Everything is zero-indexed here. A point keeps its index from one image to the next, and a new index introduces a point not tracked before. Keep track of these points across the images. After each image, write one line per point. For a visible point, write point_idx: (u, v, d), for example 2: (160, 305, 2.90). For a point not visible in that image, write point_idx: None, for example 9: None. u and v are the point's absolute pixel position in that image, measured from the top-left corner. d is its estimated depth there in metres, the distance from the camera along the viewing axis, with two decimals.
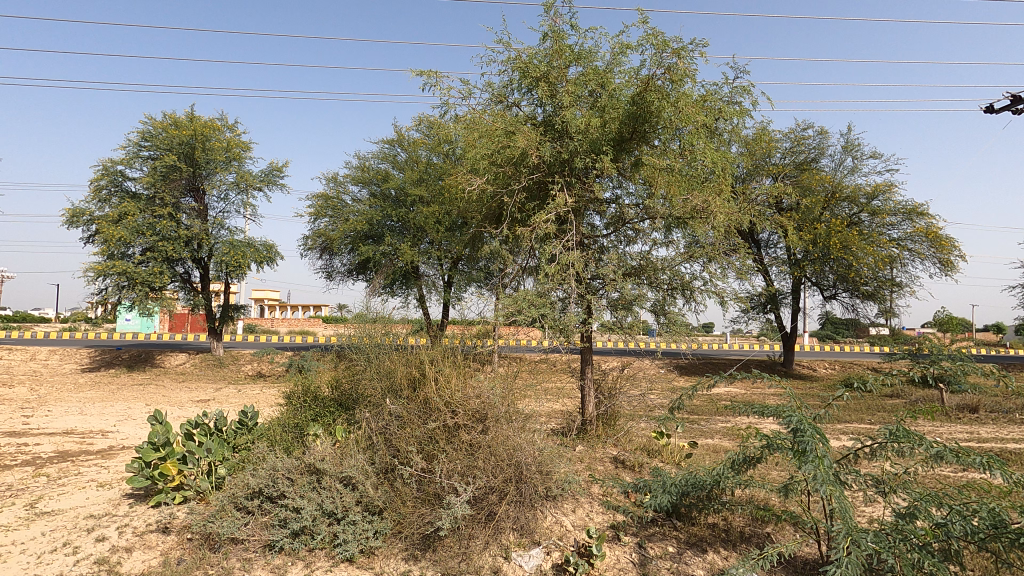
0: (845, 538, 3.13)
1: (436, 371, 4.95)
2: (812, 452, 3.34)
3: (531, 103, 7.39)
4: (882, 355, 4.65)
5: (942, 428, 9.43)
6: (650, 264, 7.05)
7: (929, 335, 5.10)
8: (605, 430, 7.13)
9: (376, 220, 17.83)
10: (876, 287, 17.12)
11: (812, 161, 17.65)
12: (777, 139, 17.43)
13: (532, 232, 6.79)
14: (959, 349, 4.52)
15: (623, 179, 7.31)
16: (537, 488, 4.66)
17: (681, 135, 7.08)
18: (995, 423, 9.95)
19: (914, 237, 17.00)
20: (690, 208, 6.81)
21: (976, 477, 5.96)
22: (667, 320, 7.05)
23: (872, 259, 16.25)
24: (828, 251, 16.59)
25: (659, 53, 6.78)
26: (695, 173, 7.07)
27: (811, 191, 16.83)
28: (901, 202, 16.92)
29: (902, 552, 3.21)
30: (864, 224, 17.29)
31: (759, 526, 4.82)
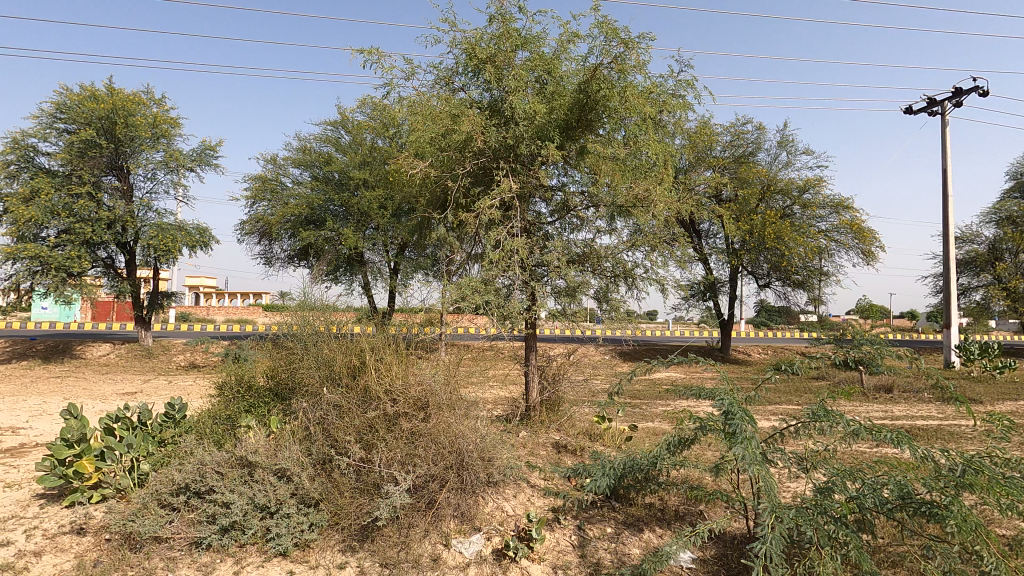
0: (770, 514, 3.26)
1: (377, 360, 4.86)
2: (741, 433, 3.45)
3: (477, 87, 7.27)
4: (810, 339, 4.86)
5: (861, 408, 10.15)
6: (594, 252, 7.14)
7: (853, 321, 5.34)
8: (548, 415, 7.21)
9: (318, 204, 17.26)
10: (805, 276, 18.02)
11: (750, 155, 18.31)
12: (718, 132, 17.96)
13: (477, 218, 6.73)
14: (879, 333, 4.76)
15: (568, 166, 7.32)
16: (478, 475, 4.63)
17: (626, 125, 7.18)
18: (906, 402, 10.79)
19: (840, 228, 18.00)
20: (634, 197, 6.91)
21: (887, 452, 6.44)
22: (610, 307, 7.15)
23: (802, 249, 17.10)
24: (763, 241, 17.34)
25: (608, 41, 6.80)
26: (638, 163, 7.20)
27: (748, 183, 17.55)
28: (830, 196, 17.86)
29: (820, 525, 3.37)
30: (796, 216, 18.18)
31: (692, 505, 5.00)
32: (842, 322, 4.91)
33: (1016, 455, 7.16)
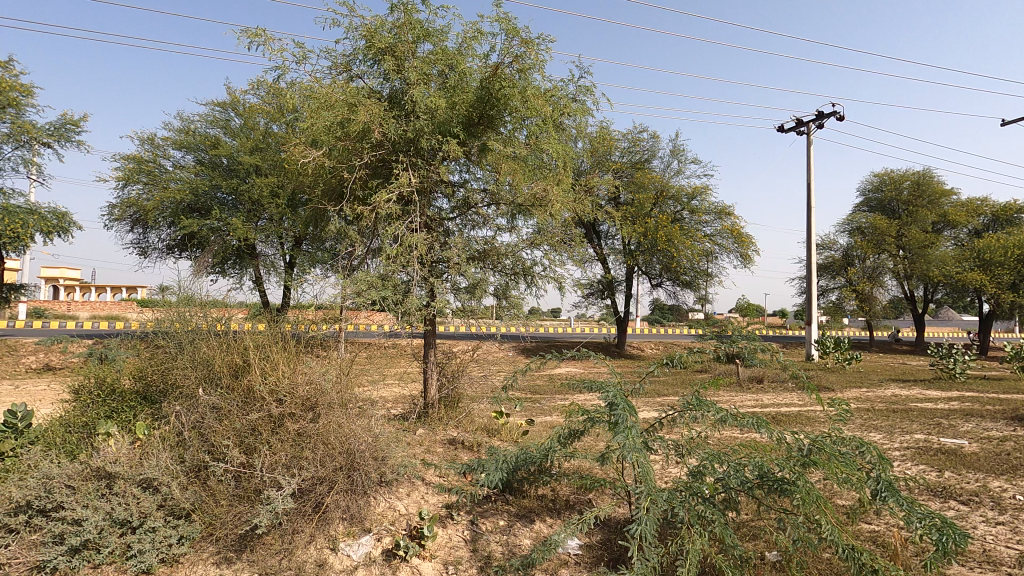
0: (646, 497, 3.47)
1: (261, 359, 4.56)
2: (623, 423, 3.65)
3: (377, 77, 7.07)
4: (695, 335, 5.20)
5: (735, 398, 11.17)
6: (494, 250, 7.21)
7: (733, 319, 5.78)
8: (446, 411, 7.18)
9: (203, 191, 15.91)
10: (692, 276, 19.42)
11: (646, 161, 19.40)
12: (617, 138, 18.85)
13: (374, 212, 6.56)
14: (753, 330, 5.20)
15: (470, 163, 7.33)
16: (370, 475, 4.52)
17: (527, 125, 7.32)
18: (773, 391, 12.02)
19: (722, 233, 19.60)
20: (533, 196, 7.07)
21: (755, 437, 7.17)
22: (509, 303, 7.26)
23: (690, 251, 18.41)
24: (655, 243, 18.46)
25: (510, 40, 6.89)
26: (537, 164, 7.37)
27: (644, 188, 18.60)
28: (714, 203, 19.39)
29: (691, 505, 3.62)
30: (685, 221, 19.56)
31: (581, 494, 5.24)
32: (724, 320, 5.29)
33: (856, 434, 8.24)
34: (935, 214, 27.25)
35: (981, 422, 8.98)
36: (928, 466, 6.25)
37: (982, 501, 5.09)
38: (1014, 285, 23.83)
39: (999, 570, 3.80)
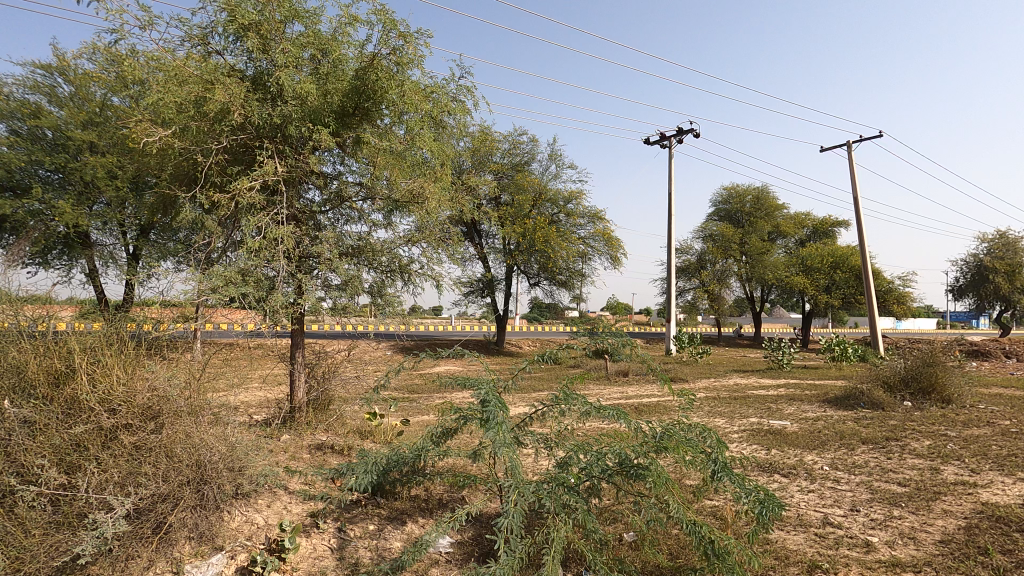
0: (514, 490, 3.53)
1: (90, 363, 3.86)
2: (494, 419, 3.68)
3: (239, 55, 6.49)
4: (568, 333, 5.27)
5: (603, 391, 11.97)
6: (369, 246, 6.97)
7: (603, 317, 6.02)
8: (315, 415, 6.85)
9: (19, 167, 13.53)
10: (567, 276, 20.31)
11: (526, 164, 19.94)
12: (498, 140, 19.16)
13: (233, 201, 6.03)
14: (620, 328, 5.42)
15: (344, 155, 7.03)
16: (224, 488, 4.16)
17: (405, 120, 7.18)
18: (637, 384, 13.07)
19: (595, 237, 20.76)
20: (409, 192, 6.98)
21: (611, 427, 8.09)
22: (384, 302, 7.05)
23: (565, 253, 19.27)
24: (533, 244, 19.08)
25: (387, 32, 6.69)
26: (416, 160, 7.25)
27: (523, 190, 19.12)
28: (588, 207, 20.48)
29: (558, 495, 3.70)
30: (561, 223, 20.44)
31: (455, 492, 5.29)
32: (595, 318, 5.46)
33: (704, 420, 9.21)
34: (770, 225, 31.31)
35: (800, 405, 10.49)
36: (759, 446, 7.16)
37: (798, 473, 5.95)
38: (828, 288, 28.17)
39: (807, 531, 4.47)
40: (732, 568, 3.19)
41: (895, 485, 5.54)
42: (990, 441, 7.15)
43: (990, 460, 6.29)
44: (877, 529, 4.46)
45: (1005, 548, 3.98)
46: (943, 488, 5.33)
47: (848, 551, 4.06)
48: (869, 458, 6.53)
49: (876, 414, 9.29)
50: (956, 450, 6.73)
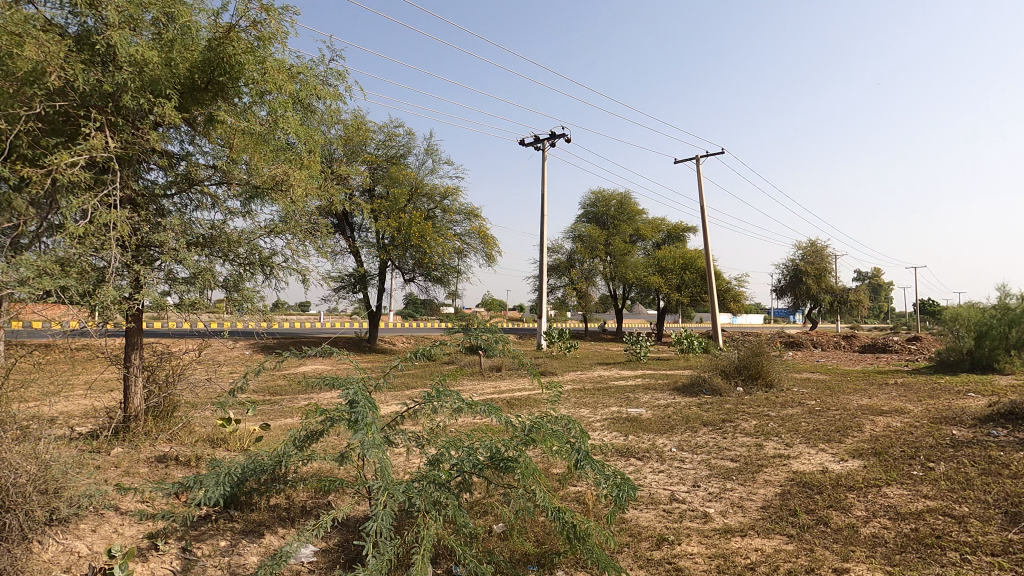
0: (384, 492, 3.27)
1: None
2: (363, 421, 3.35)
3: (58, 7, 5.53)
4: (443, 330, 5.01)
5: (477, 386, 12.18)
6: (224, 236, 6.38)
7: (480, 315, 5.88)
8: (156, 424, 6.14)
9: None
10: (443, 273, 20.13)
11: (401, 157, 19.47)
12: (372, 130, 18.48)
13: (47, 178, 5.12)
14: (495, 324, 5.29)
15: (195, 134, 6.36)
16: (34, 515, 3.53)
17: (268, 100, 6.66)
18: (510, 378, 13.50)
19: (471, 234, 20.89)
20: (272, 178, 6.48)
21: (480, 423, 8.53)
22: (241, 297, 6.46)
23: (441, 249, 19.17)
24: (408, 239, 18.73)
25: (246, 2, 6.13)
26: (279, 144, 6.80)
27: (399, 184, 18.67)
28: (464, 204, 20.56)
29: (429, 494, 3.54)
30: (437, 219, 20.21)
31: (320, 497, 5.10)
32: (471, 315, 5.26)
33: (570, 411, 9.73)
34: (631, 228, 33.91)
35: (654, 393, 11.51)
36: (618, 432, 7.74)
37: (651, 456, 6.53)
38: (679, 287, 31.23)
39: (656, 508, 4.93)
40: (592, 550, 3.39)
41: (728, 460, 6.32)
42: (800, 419, 8.44)
43: (800, 434, 7.43)
44: (713, 501, 5.05)
45: (809, 508, 4.73)
46: (765, 461, 6.19)
47: (689, 523, 4.55)
48: (709, 438, 7.37)
49: (715, 399, 10.51)
50: (775, 428, 7.85)
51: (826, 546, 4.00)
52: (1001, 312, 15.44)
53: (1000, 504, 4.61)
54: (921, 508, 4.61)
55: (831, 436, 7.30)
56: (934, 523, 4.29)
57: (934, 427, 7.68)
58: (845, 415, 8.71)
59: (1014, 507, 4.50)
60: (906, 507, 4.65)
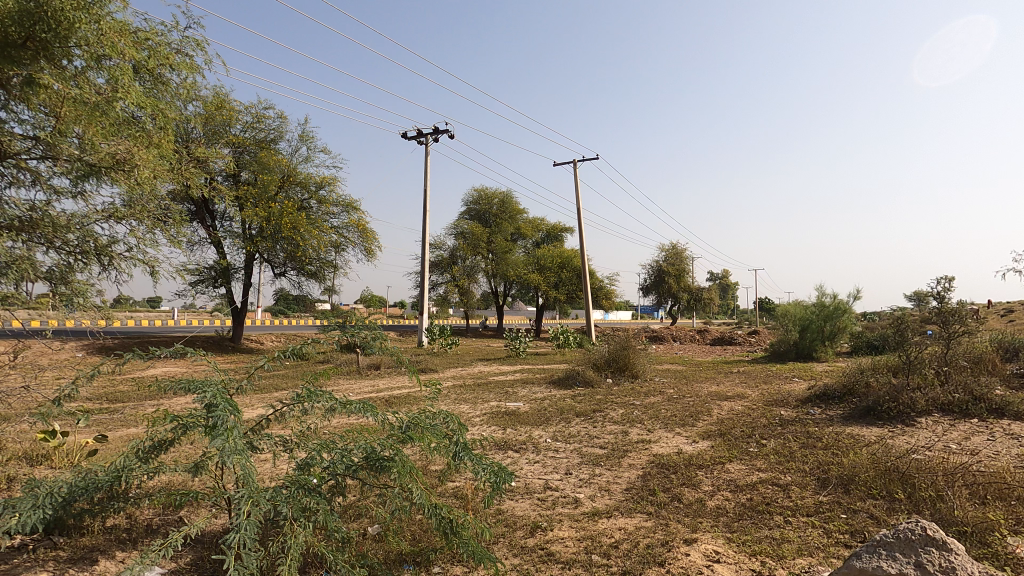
0: (246, 501, 2.97)
1: None
2: (222, 425, 3.02)
3: None
4: (317, 326, 4.65)
5: (353, 385, 11.77)
6: (48, 220, 5.48)
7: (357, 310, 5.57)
8: None
9: None
10: (318, 267, 19.07)
11: (271, 142, 18.10)
12: (238, 110, 16.95)
13: None
14: (372, 319, 5.01)
15: (10, 99, 5.33)
16: None
17: (106, 66, 5.89)
18: (389, 375, 13.23)
19: (349, 227, 20.00)
20: (113, 156, 5.73)
21: (356, 422, 8.33)
22: (70, 292, 5.59)
23: (316, 242, 18.14)
24: (279, 230, 17.47)
25: None
26: (122, 116, 6.06)
27: (268, 170, 17.35)
28: (342, 196, 19.65)
29: (298, 499, 3.29)
30: (312, 210, 19.13)
31: (169, 514, 4.61)
32: (347, 310, 4.93)
33: (451, 407, 9.73)
34: (512, 227, 34.71)
35: (531, 387, 11.91)
36: (497, 426, 7.89)
37: (527, 447, 6.75)
38: (556, 285, 32.61)
39: (531, 496, 5.13)
40: (467, 543, 3.43)
41: (597, 448, 6.74)
42: (660, 406, 9.24)
43: (659, 420, 8.13)
44: (583, 487, 5.36)
45: (666, 486, 5.20)
46: (629, 447, 6.70)
47: (561, 509, 4.78)
48: (581, 428, 7.79)
49: (587, 390, 11.17)
50: (639, 415, 8.51)
51: (680, 520, 4.42)
52: (818, 309, 18.17)
53: (814, 471, 5.43)
54: (754, 480, 5.28)
55: (685, 420, 8.08)
56: (765, 492, 4.95)
57: (767, 409, 8.82)
58: (697, 401, 9.69)
59: (823, 473, 5.33)
60: (744, 480, 5.30)
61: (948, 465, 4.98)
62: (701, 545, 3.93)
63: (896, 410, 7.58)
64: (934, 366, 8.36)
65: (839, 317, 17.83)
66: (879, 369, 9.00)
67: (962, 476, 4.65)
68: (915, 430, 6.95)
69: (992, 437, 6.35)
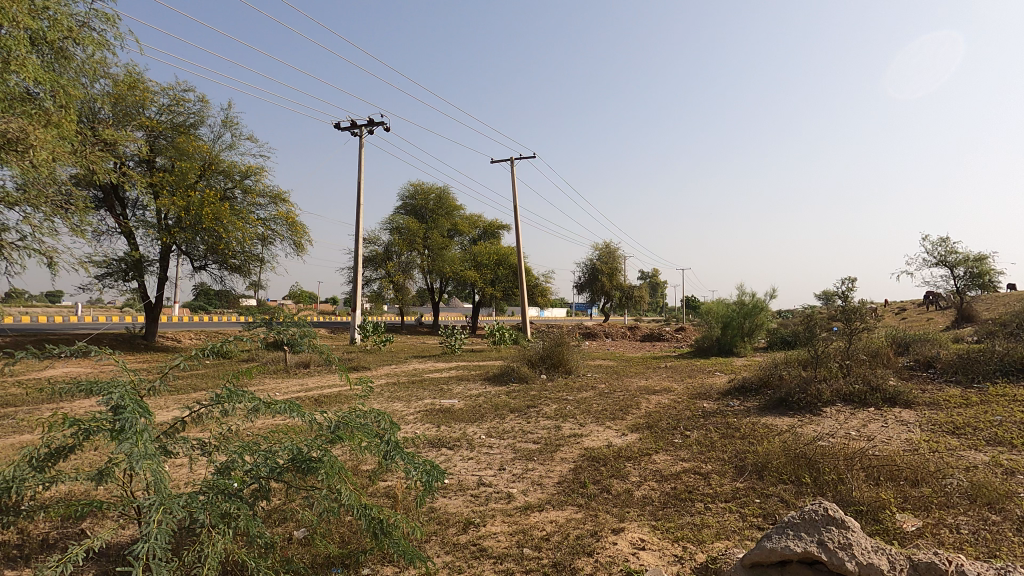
0: (157, 509, 2.77)
1: None
2: (130, 429, 2.80)
3: None
4: (241, 323, 4.41)
5: (281, 385, 11.30)
6: None
7: (284, 306, 5.33)
8: None
9: None
10: (242, 261, 18.15)
11: (191, 126, 16.99)
12: (153, 91, 15.77)
13: None
14: (300, 316, 4.82)
15: None
16: None
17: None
18: (319, 374, 12.81)
19: (277, 219, 19.12)
20: (3, 134, 5.14)
21: (281, 423, 8.01)
22: None
23: (240, 234, 17.22)
24: (199, 221, 16.44)
25: None
26: (14, 90, 5.60)
27: (188, 157, 16.27)
28: (269, 186, 18.74)
29: (217, 504, 3.09)
30: (236, 200, 18.15)
31: (69, 527, 4.25)
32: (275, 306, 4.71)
33: (384, 406, 9.53)
34: (449, 223, 34.43)
35: (466, 384, 11.88)
36: (430, 424, 7.81)
37: (461, 444, 6.73)
38: (493, 281, 32.70)
39: (464, 493, 5.13)
40: (398, 543, 3.37)
41: (531, 443, 6.83)
42: (592, 401, 9.48)
43: (591, 415, 8.35)
44: (516, 482, 5.41)
45: (596, 479, 5.35)
46: (561, 441, 6.84)
47: (494, 504, 4.81)
48: (515, 423, 7.86)
49: (522, 387, 11.29)
50: (572, 410, 8.69)
51: (609, 510, 4.56)
52: (739, 306, 19.27)
53: (732, 460, 5.76)
54: (678, 469, 5.54)
55: (616, 414, 8.34)
56: (687, 481, 5.20)
57: (691, 402, 9.26)
58: (627, 396, 10.03)
59: (740, 461, 5.66)
60: (668, 470, 5.55)
61: (848, 451, 5.43)
62: (628, 534, 4.07)
63: (805, 400, 8.17)
64: (838, 359, 9.08)
65: (757, 314, 18.99)
66: (791, 363, 9.67)
67: (860, 460, 5.09)
68: (821, 419, 7.52)
69: (886, 424, 6.99)
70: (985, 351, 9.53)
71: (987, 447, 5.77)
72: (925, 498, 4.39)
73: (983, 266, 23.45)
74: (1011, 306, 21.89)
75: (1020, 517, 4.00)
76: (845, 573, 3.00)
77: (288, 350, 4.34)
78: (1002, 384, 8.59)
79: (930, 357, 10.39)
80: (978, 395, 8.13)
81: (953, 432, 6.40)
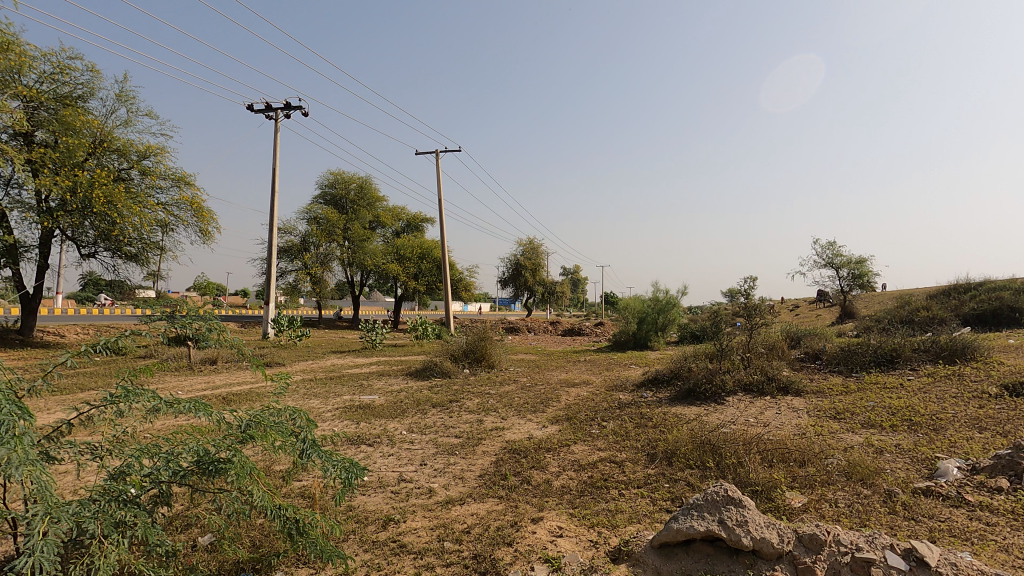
0: (42, 518, 2.51)
1: None
2: (8, 432, 2.50)
3: None
4: (139, 317, 4.00)
5: (184, 382, 10.55)
6: None
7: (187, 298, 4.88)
8: None
9: None
10: (140, 248, 16.81)
11: (78, 99, 15.38)
12: (32, 57, 14.07)
13: None
14: (208, 308, 4.47)
15: None
16: None
17: None
18: (228, 371, 12.05)
19: (180, 205, 17.71)
20: None
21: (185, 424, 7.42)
22: None
23: (137, 219, 15.80)
24: (88, 204, 14.90)
25: None
26: None
27: (74, 132, 14.68)
28: (171, 168, 17.32)
29: (108, 513, 2.83)
30: (132, 182, 16.64)
31: None
32: (176, 299, 4.33)
33: (298, 404, 9.12)
34: (370, 214, 33.49)
35: (387, 379, 11.65)
36: (349, 421, 7.58)
37: (381, 441, 6.61)
38: (416, 275, 32.17)
39: (384, 490, 5.05)
40: (315, 543, 3.26)
41: (452, 437, 6.83)
42: (514, 395, 9.61)
43: (512, 408, 8.47)
44: (437, 477, 5.40)
45: (516, 471, 5.45)
46: (483, 435, 6.89)
47: (415, 500, 4.78)
48: (436, 419, 7.81)
49: (444, 381, 11.23)
50: (494, 404, 8.77)
51: (528, 502, 4.64)
52: (654, 302, 20.25)
53: (644, 448, 6.07)
54: (595, 459, 5.77)
55: (536, 407, 8.53)
56: (603, 469, 5.43)
57: (608, 394, 9.65)
58: (547, 389, 10.27)
59: (652, 449, 5.98)
60: (586, 459, 5.76)
61: (748, 436, 5.89)
62: (547, 522, 4.19)
63: (711, 390, 8.75)
64: (740, 352, 9.81)
65: (670, 310, 20.05)
66: (699, 355, 10.30)
67: (757, 445, 5.56)
68: (724, 407, 8.10)
69: (780, 411, 7.65)
70: (862, 344, 10.66)
71: (862, 429, 6.46)
72: (810, 476, 4.86)
73: (863, 267, 26.10)
74: (884, 304, 24.63)
75: (886, 490, 4.53)
76: (742, 548, 3.26)
77: (193, 345, 4.03)
78: (875, 373, 9.66)
79: (818, 350, 11.47)
80: (857, 383, 9.09)
81: (834, 417, 7.12)
